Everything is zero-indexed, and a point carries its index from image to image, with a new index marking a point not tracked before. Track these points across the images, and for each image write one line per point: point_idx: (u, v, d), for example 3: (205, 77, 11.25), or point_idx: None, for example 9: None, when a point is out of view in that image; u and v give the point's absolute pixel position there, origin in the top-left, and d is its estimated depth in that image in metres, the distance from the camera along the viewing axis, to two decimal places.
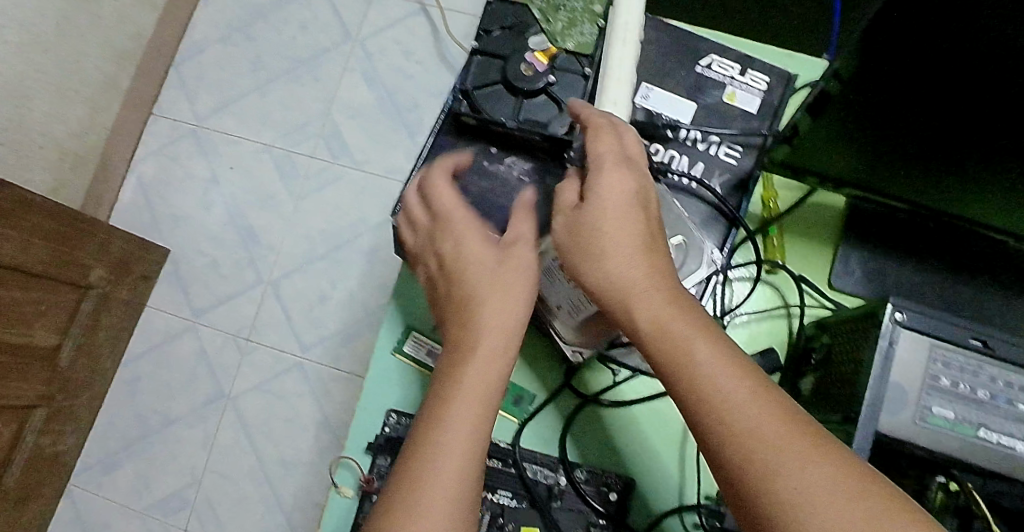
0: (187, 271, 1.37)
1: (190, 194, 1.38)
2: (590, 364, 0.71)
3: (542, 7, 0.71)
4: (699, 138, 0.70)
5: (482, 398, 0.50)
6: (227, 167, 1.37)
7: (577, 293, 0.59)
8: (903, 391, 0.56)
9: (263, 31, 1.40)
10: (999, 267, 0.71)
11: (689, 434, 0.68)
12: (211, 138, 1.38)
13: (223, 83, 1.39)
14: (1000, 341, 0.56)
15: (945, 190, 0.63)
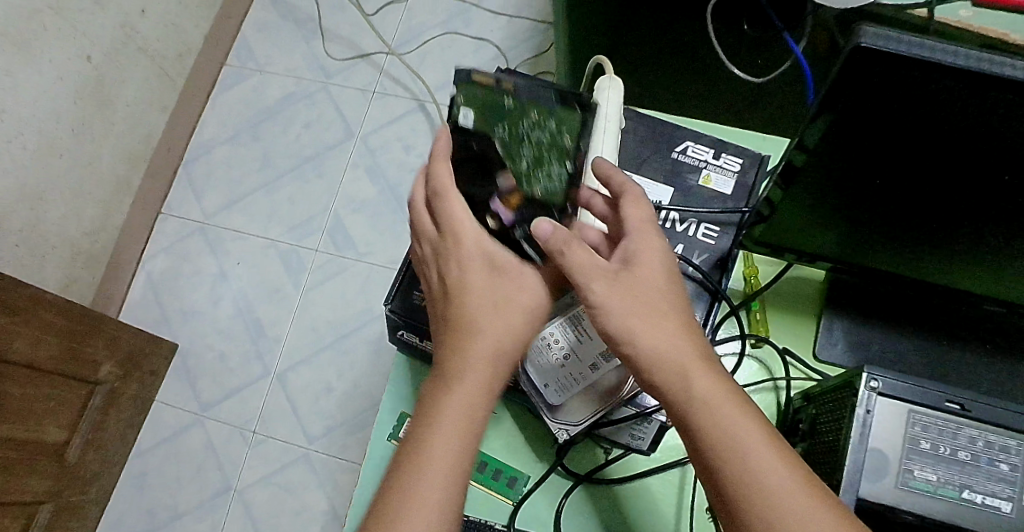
0: (195, 365, 1.40)
1: (198, 289, 1.43)
2: (580, 442, 0.72)
3: (506, 137, 0.63)
4: (678, 220, 0.76)
5: (468, 439, 0.54)
6: (235, 262, 1.43)
7: (572, 367, 0.64)
8: (884, 457, 0.57)
9: (269, 132, 1.49)
10: (983, 332, 0.74)
11: (684, 512, 0.70)
12: (219, 234, 1.45)
13: (231, 182, 1.47)
14: (976, 403, 0.58)
15: (917, 262, 0.66)
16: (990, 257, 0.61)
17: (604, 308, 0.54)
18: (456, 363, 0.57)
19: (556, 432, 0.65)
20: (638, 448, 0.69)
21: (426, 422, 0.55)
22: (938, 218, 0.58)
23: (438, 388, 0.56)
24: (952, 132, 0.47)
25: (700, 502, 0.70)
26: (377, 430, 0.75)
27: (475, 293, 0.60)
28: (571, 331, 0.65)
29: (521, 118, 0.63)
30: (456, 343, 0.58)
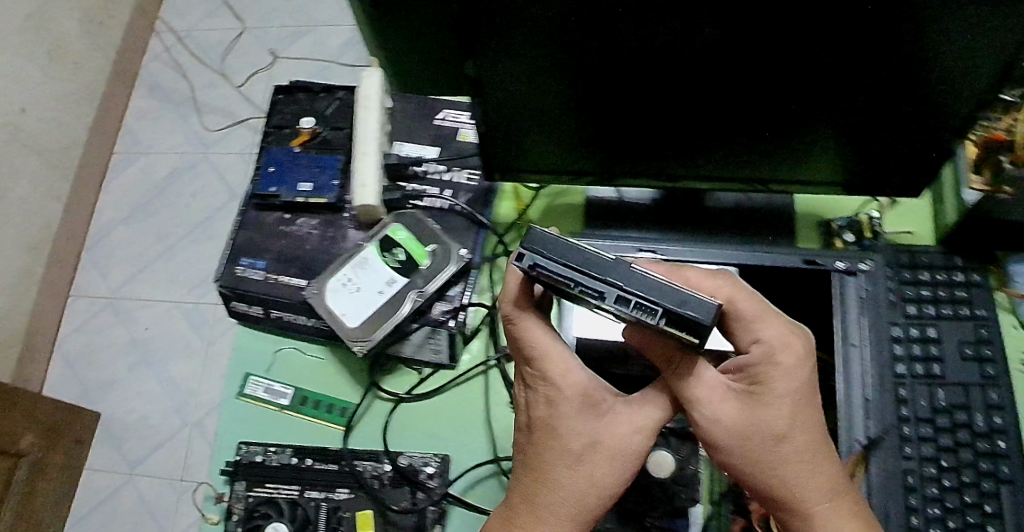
0: (120, 428, 1.45)
1: (114, 358, 1.48)
2: (398, 369, 0.86)
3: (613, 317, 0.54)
4: (443, 170, 0.86)
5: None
6: (144, 328, 1.49)
7: (364, 295, 0.80)
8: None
9: (161, 205, 1.56)
10: (711, 221, 0.90)
11: (490, 405, 0.82)
12: (126, 305, 1.51)
13: (134, 256, 1.54)
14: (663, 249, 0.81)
15: (641, 158, 0.82)
16: (687, 140, 0.78)
17: (722, 431, 0.55)
18: (545, 481, 0.57)
19: (356, 350, 0.79)
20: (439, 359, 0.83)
21: (525, 513, 0.57)
22: (624, 128, 0.77)
23: (531, 485, 0.58)
24: (559, 51, 0.66)
25: (500, 394, 0.83)
26: (227, 392, 0.87)
27: (570, 411, 0.57)
28: (359, 268, 0.81)
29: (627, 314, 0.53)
30: (546, 464, 0.57)
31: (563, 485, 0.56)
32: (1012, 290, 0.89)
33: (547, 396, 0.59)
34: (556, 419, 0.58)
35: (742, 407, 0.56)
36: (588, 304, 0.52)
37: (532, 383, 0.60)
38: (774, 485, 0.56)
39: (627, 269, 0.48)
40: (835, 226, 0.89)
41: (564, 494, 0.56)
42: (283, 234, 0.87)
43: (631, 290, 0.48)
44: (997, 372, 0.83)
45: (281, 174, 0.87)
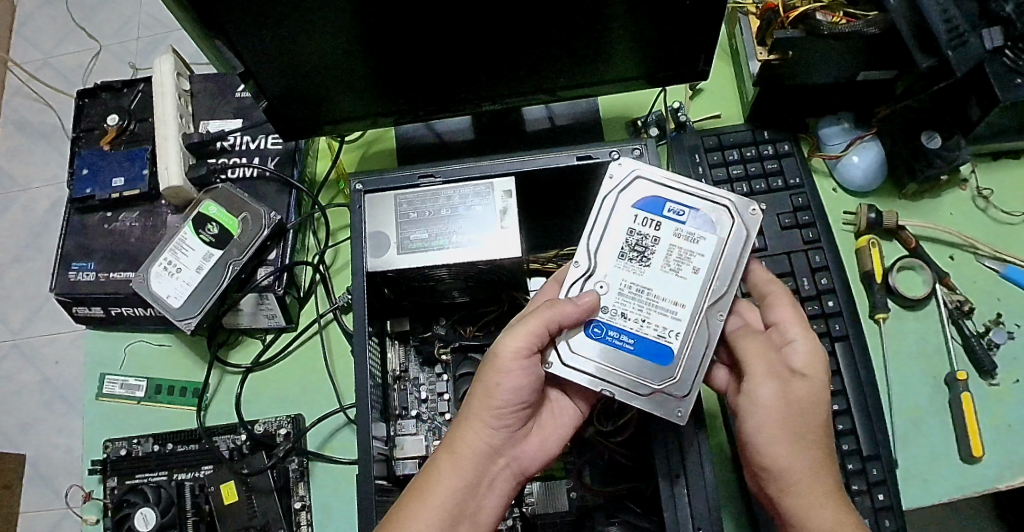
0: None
1: (24, 396, 1.12)
2: (239, 341, 0.88)
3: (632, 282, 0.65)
4: (249, 140, 0.88)
5: (441, 509, 0.58)
6: (53, 361, 1.14)
7: (185, 276, 0.81)
8: (382, 235, 0.73)
9: (18, 215, 1.24)
10: (528, 138, 0.89)
11: (333, 357, 0.85)
12: (31, 342, 1.16)
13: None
14: (443, 170, 0.76)
15: (440, 94, 0.82)
16: (473, 64, 0.78)
17: (770, 420, 0.59)
18: (453, 447, 0.61)
19: (184, 327, 0.80)
20: (278, 323, 0.86)
21: (433, 468, 0.61)
22: (406, 62, 0.77)
23: (446, 449, 0.61)
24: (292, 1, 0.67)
25: (342, 346, 0.85)
26: (87, 395, 0.89)
27: (507, 394, 0.61)
28: (176, 250, 0.83)
29: (650, 296, 0.64)
30: (468, 424, 0.62)
31: (467, 448, 0.61)
32: (826, 153, 0.91)
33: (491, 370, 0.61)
34: (486, 389, 0.61)
35: (797, 407, 0.59)
36: (633, 308, 0.64)
37: (484, 362, 0.63)
38: (785, 489, 0.58)
39: (600, 373, 0.64)
40: (641, 123, 0.90)
41: (463, 458, 0.60)
42: (107, 232, 0.89)
43: (607, 386, 0.63)
44: (817, 235, 0.86)
45: (95, 173, 0.89)
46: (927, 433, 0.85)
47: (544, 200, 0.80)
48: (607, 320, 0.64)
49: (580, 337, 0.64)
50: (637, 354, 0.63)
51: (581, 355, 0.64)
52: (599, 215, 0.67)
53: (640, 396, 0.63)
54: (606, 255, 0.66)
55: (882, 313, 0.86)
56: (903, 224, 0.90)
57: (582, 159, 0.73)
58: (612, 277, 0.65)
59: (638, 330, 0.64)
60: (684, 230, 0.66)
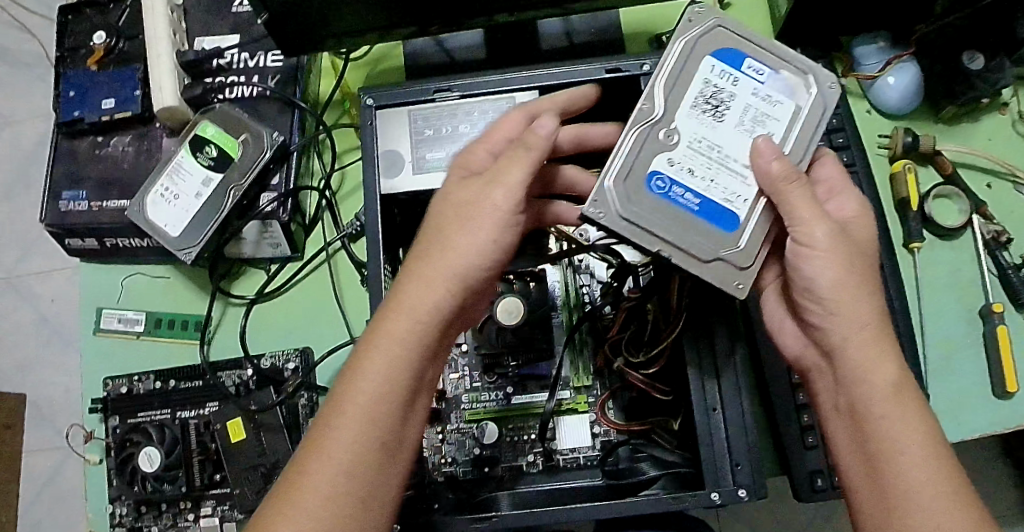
0: (49, 407, 1.26)
1: (32, 337, 1.28)
2: (243, 272, 0.83)
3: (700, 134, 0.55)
4: (248, 57, 0.82)
5: (373, 422, 0.43)
6: (53, 300, 1.28)
7: (183, 201, 0.76)
8: (396, 154, 0.68)
9: None
10: (544, 53, 0.84)
11: (341, 288, 0.81)
12: (31, 284, 1.29)
13: (20, 234, 1.31)
14: (458, 85, 0.68)
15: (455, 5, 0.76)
16: None
17: (836, 263, 0.50)
18: (386, 329, 0.45)
19: (184, 258, 0.76)
20: (282, 252, 0.81)
21: (379, 336, 0.45)
22: None
23: (391, 309, 0.46)
24: None
25: (350, 276, 0.81)
26: (85, 330, 0.85)
27: (469, 267, 0.46)
28: (173, 175, 0.77)
29: (720, 152, 0.55)
30: (424, 279, 0.46)
31: (418, 313, 0.46)
32: (859, 74, 0.86)
33: (458, 229, 0.47)
34: (450, 246, 0.47)
35: (852, 246, 0.51)
36: (699, 163, 0.55)
37: (449, 217, 0.48)
38: (851, 339, 0.49)
39: (656, 232, 0.54)
40: (666, 39, 0.84)
41: (414, 328, 0.45)
42: (99, 158, 0.84)
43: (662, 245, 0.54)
44: (852, 159, 0.82)
45: (83, 95, 0.83)
46: (960, 367, 0.81)
47: (570, 118, 0.75)
48: (672, 174, 0.54)
49: (638, 189, 0.54)
50: (700, 216, 0.54)
51: (638, 209, 0.54)
52: (672, 63, 0.57)
53: (699, 262, 0.54)
54: (677, 106, 0.56)
55: (916, 242, 0.83)
56: (940, 149, 0.85)
57: (612, 72, 0.67)
58: (680, 129, 0.55)
59: (705, 190, 0.54)
60: (761, 94, 0.56)
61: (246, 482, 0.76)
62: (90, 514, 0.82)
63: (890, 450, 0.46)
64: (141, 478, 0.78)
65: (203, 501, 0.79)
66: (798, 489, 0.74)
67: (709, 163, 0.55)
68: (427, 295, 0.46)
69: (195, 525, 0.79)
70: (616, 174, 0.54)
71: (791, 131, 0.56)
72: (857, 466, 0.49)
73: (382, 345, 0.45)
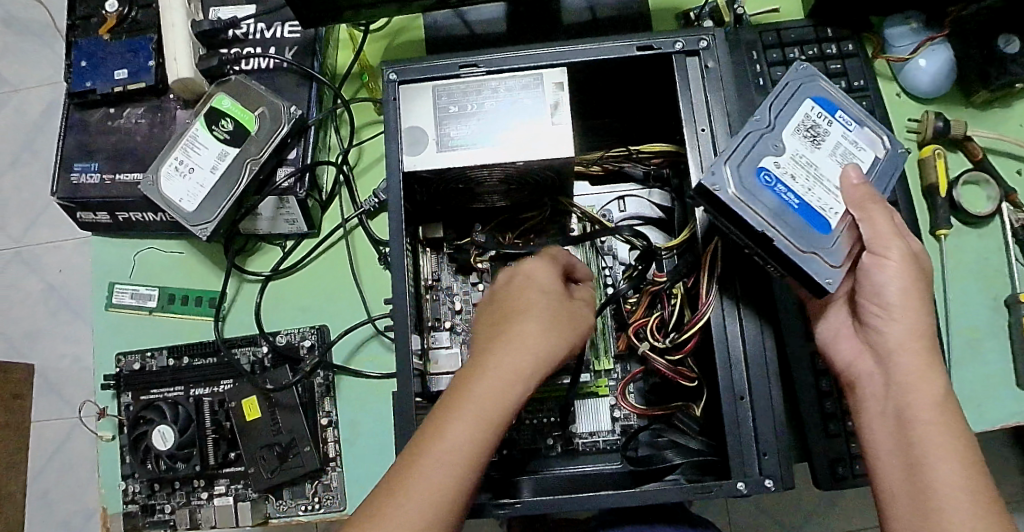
0: (58, 377, 1.25)
1: (34, 308, 1.27)
2: (259, 248, 0.82)
3: (799, 154, 0.61)
4: (264, 29, 0.80)
5: (487, 435, 0.47)
6: (56, 270, 1.27)
7: (198, 176, 0.75)
8: (418, 131, 0.66)
9: None
10: (566, 29, 0.82)
11: (358, 266, 0.79)
12: (35, 254, 1.28)
13: (26, 204, 1.30)
14: (485, 61, 0.67)
15: None
16: None
17: (905, 280, 0.57)
18: (508, 353, 0.50)
19: (200, 234, 0.75)
20: (299, 229, 0.80)
21: (468, 379, 0.50)
22: None
23: (476, 360, 0.51)
24: None
25: (368, 254, 0.80)
26: (95, 305, 0.84)
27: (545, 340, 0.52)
28: (187, 149, 0.76)
29: (814, 169, 0.60)
30: (506, 338, 0.52)
31: (506, 365, 0.50)
32: (890, 56, 0.84)
33: (536, 304, 0.54)
34: (531, 314, 0.53)
35: (919, 269, 0.58)
36: (800, 171, 0.60)
37: (530, 292, 0.55)
38: (906, 349, 0.57)
39: (761, 218, 0.58)
40: (693, 15, 0.82)
41: (501, 379, 0.49)
42: (111, 130, 0.82)
43: (766, 228, 0.58)
44: None
45: (95, 65, 0.81)
46: (985, 357, 0.80)
47: (597, 95, 0.73)
48: (778, 174, 0.59)
49: (748, 175, 0.59)
50: (801, 215, 0.58)
51: (748, 196, 0.58)
52: (779, 93, 0.63)
53: (797, 250, 0.58)
54: (782, 123, 0.61)
55: (944, 229, 0.81)
56: (971, 134, 0.83)
57: (643, 49, 0.65)
58: (786, 142, 0.60)
59: (803, 195, 0.59)
60: (851, 136, 0.63)
61: (262, 461, 0.75)
62: (103, 491, 0.80)
63: (931, 450, 0.53)
64: (154, 457, 0.77)
65: (217, 480, 0.79)
66: (818, 477, 0.74)
67: (805, 177, 0.60)
68: (509, 354, 0.50)
69: (209, 504, 0.78)
70: (730, 163, 0.59)
71: (873, 173, 0.62)
72: (893, 461, 0.56)
73: (471, 385, 0.49)
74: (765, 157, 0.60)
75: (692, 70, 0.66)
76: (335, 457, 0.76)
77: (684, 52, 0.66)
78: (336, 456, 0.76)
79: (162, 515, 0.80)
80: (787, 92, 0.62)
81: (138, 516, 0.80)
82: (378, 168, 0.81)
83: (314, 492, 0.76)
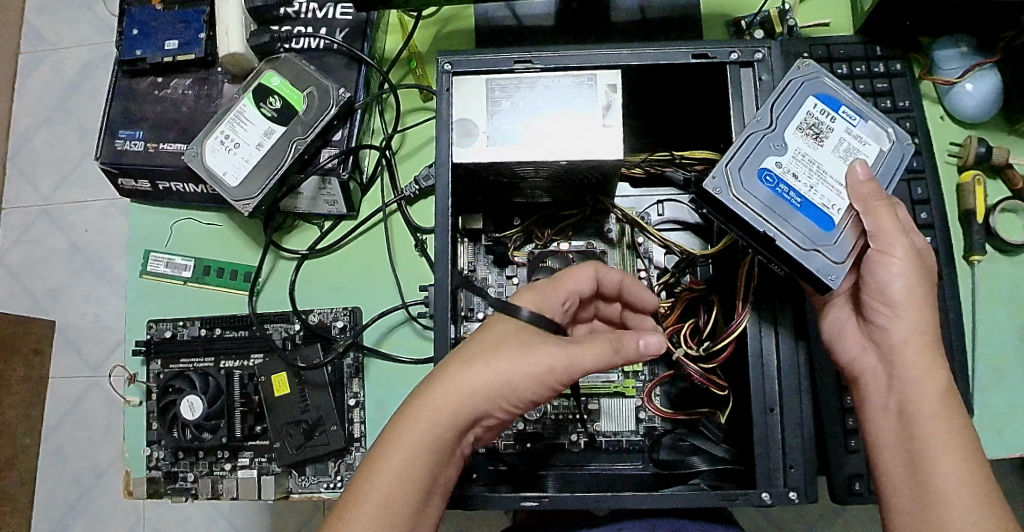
0: (76, 335, 1.26)
1: (58, 266, 1.28)
2: (297, 226, 0.83)
3: (801, 151, 0.62)
4: (316, 9, 0.81)
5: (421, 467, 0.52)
6: (81, 230, 1.28)
7: (242, 152, 0.76)
8: (470, 123, 0.66)
9: None
10: (616, 28, 0.82)
11: (394, 253, 0.80)
12: (62, 213, 1.29)
13: (57, 163, 1.30)
14: (540, 58, 0.68)
15: None
16: None
17: (909, 280, 0.59)
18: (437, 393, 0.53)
19: (241, 209, 0.75)
20: (338, 211, 0.81)
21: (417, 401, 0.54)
22: None
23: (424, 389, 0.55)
24: None
25: (406, 241, 0.80)
26: (131, 271, 0.85)
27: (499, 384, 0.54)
28: (233, 123, 0.76)
29: (817, 166, 0.62)
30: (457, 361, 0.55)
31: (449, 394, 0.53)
32: (938, 77, 0.84)
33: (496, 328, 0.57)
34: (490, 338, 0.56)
35: (925, 275, 0.60)
36: (800, 170, 0.62)
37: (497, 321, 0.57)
38: (910, 348, 0.59)
39: (760, 219, 0.60)
40: (745, 23, 0.82)
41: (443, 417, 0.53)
42: (157, 99, 0.82)
43: (764, 228, 0.60)
44: (922, 166, 0.80)
45: (145, 35, 0.82)
46: (1006, 383, 0.81)
47: (648, 99, 0.73)
48: (779, 174, 0.61)
49: (750, 177, 0.61)
50: (801, 213, 0.61)
51: (750, 194, 0.61)
52: (782, 91, 0.64)
53: (799, 249, 0.60)
54: (784, 123, 0.63)
55: (978, 255, 0.81)
56: (1012, 161, 0.83)
57: (699, 57, 0.65)
58: (788, 142, 0.62)
59: (805, 193, 0.61)
60: (855, 132, 0.63)
61: (288, 437, 0.77)
62: (128, 453, 0.81)
63: (931, 444, 0.57)
64: (181, 425, 0.78)
65: (240, 452, 0.79)
66: (835, 492, 0.74)
67: (806, 175, 0.62)
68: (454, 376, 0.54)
69: (232, 476, 0.79)
70: (730, 166, 0.61)
71: (877, 166, 0.63)
72: (896, 458, 0.59)
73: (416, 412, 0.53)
74: (767, 157, 0.62)
75: (746, 83, 0.66)
76: (359, 437, 0.77)
77: (740, 62, 0.66)
78: (361, 436, 0.77)
79: (184, 483, 0.80)
80: (789, 92, 0.63)
81: (160, 482, 0.80)
82: (422, 154, 0.81)
83: (336, 471, 0.77)
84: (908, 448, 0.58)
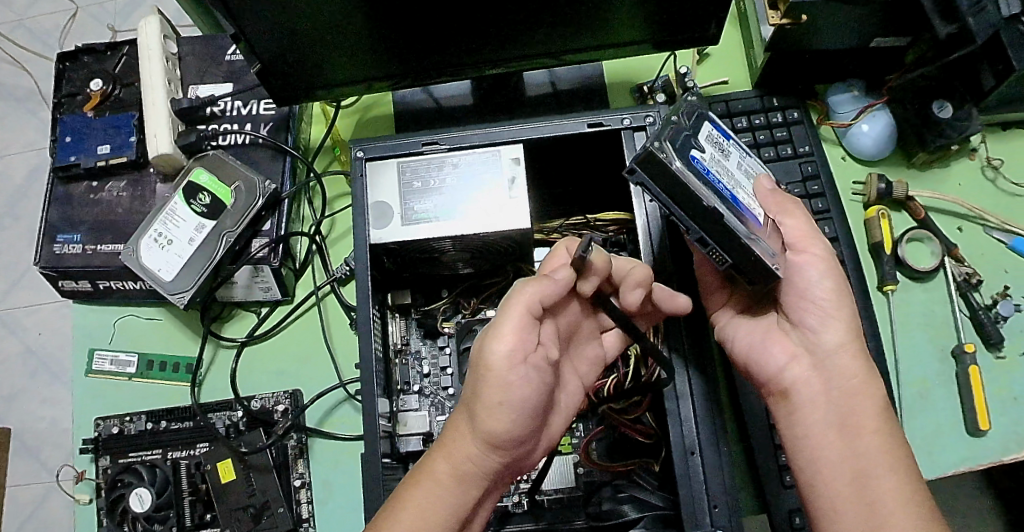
0: (32, 440, 1.22)
1: (9, 371, 1.26)
2: (234, 314, 0.86)
3: (717, 152, 0.59)
4: (242, 106, 0.86)
5: (438, 490, 0.50)
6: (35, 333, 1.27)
7: (176, 248, 0.78)
8: (385, 205, 0.69)
9: None
10: (525, 104, 0.87)
11: (330, 333, 0.83)
12: (13, 315, 1.28)
13: (7, 267, 1.31)
14: (446, 138, 0.71)
15: (447, 68, 0.79)
16: (478, 32, 0.75)
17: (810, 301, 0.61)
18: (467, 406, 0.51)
19: (176, 301, 0.77)
20: (272, 298, 0.84)
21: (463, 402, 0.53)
22: (411, 28, 0.73)
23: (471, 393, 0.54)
24: None
25: (340, 321, 0.83)
26: (76, 371, 0.86)
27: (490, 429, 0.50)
28: (166, 221, 0.79)
29: (731, 173, 0.60)
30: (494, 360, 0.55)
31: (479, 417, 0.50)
32: (834, 121, 0.89)
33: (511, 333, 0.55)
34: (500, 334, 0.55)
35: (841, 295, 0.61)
36: (720, 167, 0.58)
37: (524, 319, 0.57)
38: (832, 367, 0.61)
39: (706, 199, 0.54)
40: (647, 88, 0.88)
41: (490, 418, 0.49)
42: (93, 202, 0.85)
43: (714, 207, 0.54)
44: (827, 206, 0.83)
45: (79, 142, 0.86)
46: (933, 405, 0.83)
47: (554, 169, 0.77)
48: (708, 163, 0.57)
49: (688, 157, 0.55)
50: (734, 204, 0.57)
51: (690, 174, 0.54)
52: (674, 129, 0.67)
53: (747, 237, 0.55)
54: (699, 123, 0.59)
55: (891, 284, 0.85)
56: (912, 194, 0.88)
57: (593, 127, 0.70)
58: (707, 141, 0.58)
59: (732, 190, 0.58)
60: (746, 160, 0.64)
61: (237, 523, 0.77)
62: None
63: (857, 459, 0.57)
64: (132, 519, 0.79)
65: None
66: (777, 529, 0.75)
67: (725, 175, 0.59)
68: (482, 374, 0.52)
69: None
70: (672, 139, 0.55)
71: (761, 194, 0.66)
72: (840, 479, 0.58)
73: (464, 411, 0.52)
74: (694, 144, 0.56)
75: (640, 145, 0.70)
76: (308, 517, 0.78)
77: (632, 128, 0.70)
78: (309, 517, 0.78)
79: None
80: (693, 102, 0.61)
81: None
82: (347, 238, 0.85)
83: None
84: (851, 466, 0.57)
